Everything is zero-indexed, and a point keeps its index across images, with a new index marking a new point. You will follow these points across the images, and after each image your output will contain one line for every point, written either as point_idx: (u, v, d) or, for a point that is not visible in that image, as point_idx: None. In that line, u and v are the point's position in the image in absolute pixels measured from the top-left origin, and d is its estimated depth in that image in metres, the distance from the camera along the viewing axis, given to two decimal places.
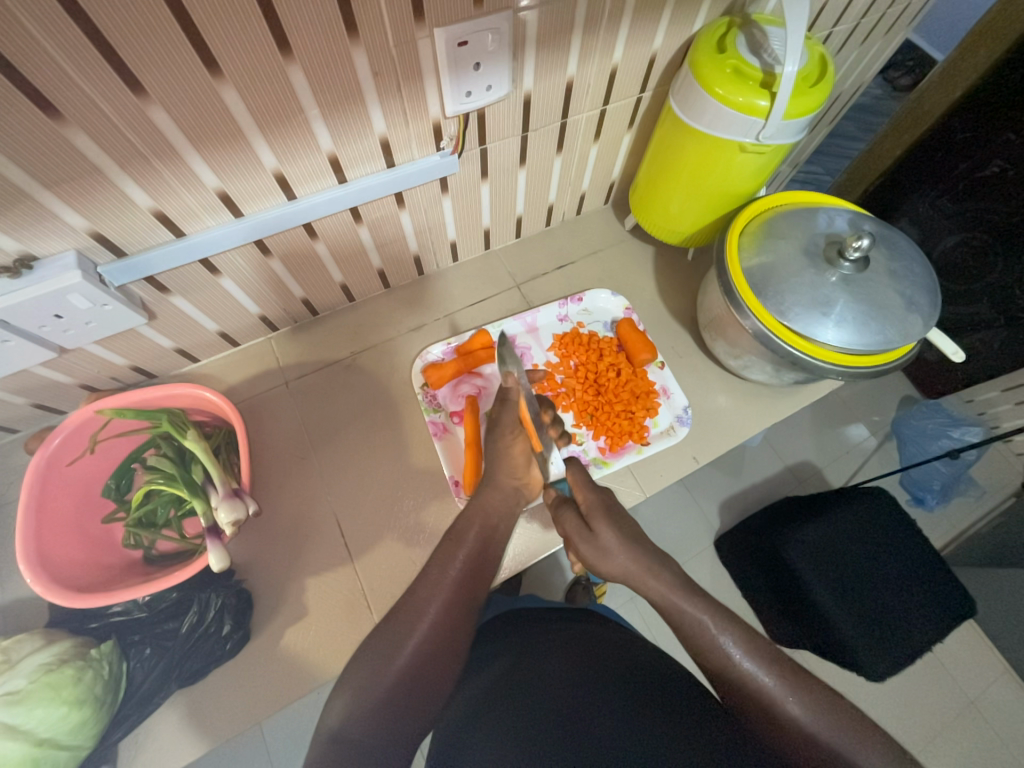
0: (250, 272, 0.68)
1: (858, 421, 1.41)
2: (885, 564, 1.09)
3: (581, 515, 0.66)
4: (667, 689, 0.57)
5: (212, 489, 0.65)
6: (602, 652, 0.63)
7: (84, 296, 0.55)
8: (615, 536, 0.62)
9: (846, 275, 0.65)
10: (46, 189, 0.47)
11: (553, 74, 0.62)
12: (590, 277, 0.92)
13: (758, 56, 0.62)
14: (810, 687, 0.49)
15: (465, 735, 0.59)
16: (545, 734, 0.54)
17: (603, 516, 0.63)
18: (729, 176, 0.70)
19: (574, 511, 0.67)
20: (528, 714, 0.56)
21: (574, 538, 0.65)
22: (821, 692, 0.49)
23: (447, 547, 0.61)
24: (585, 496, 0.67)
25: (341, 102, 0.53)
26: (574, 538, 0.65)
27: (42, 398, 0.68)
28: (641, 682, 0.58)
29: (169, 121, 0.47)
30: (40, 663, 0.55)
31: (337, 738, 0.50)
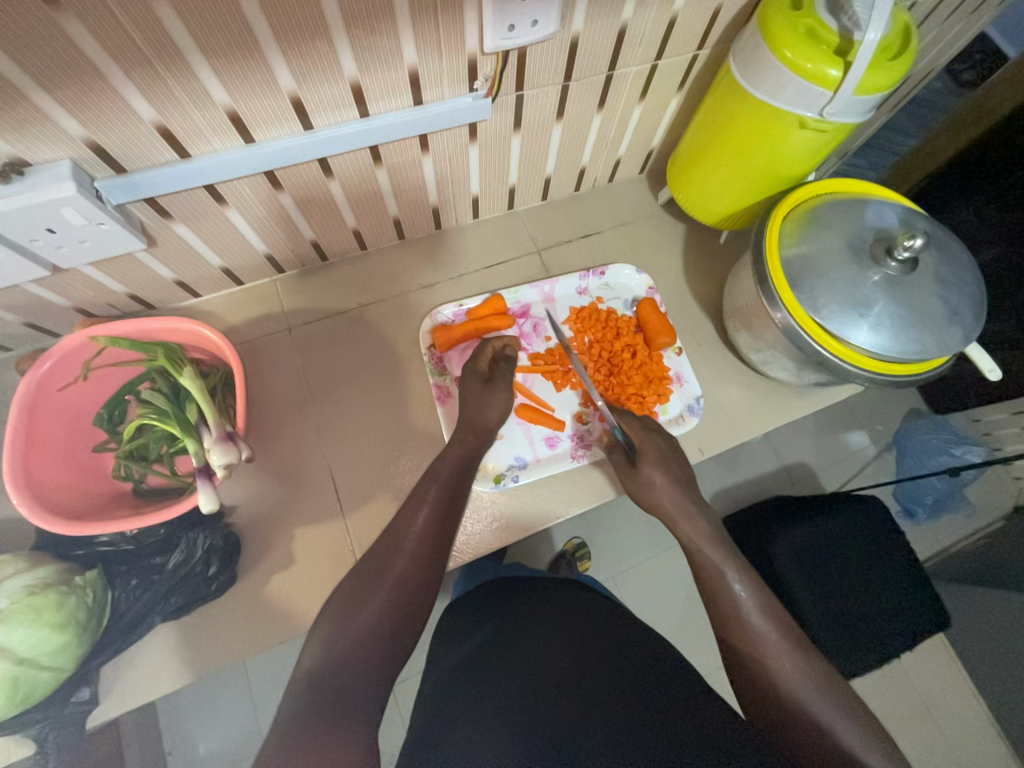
0: (259, 204, 0.63)
1: (861, 427, 1.39)
2: (868, 572, 1.10)
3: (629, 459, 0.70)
4: (656, 662, 0.56)
5: (205, 429, 0.63)
6: (589, 623, 0.62)
7: (79, 211, 0.51)
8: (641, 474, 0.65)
9: (891, 275, 0.61)
10: (39, 86, 0.42)
11: (607, 15, 0.56)
12: (614, 250, 0.87)
13: (837, 18, 0.55)
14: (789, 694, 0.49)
15: (445, 704, 0.58)
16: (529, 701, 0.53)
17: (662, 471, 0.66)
18: (781, 154, 0.65)
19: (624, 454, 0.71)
20: (507, 679, 0.56)
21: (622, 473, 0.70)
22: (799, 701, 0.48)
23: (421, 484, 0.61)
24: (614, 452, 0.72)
25: (370, 21, 0.47)
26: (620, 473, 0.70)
27: (35, 318, 0.65)
28: (624, 650, 0.57)
29: (178, 22, 0.42)
30: (22, 584, 0.54)
31: (329, 681, 0.47)
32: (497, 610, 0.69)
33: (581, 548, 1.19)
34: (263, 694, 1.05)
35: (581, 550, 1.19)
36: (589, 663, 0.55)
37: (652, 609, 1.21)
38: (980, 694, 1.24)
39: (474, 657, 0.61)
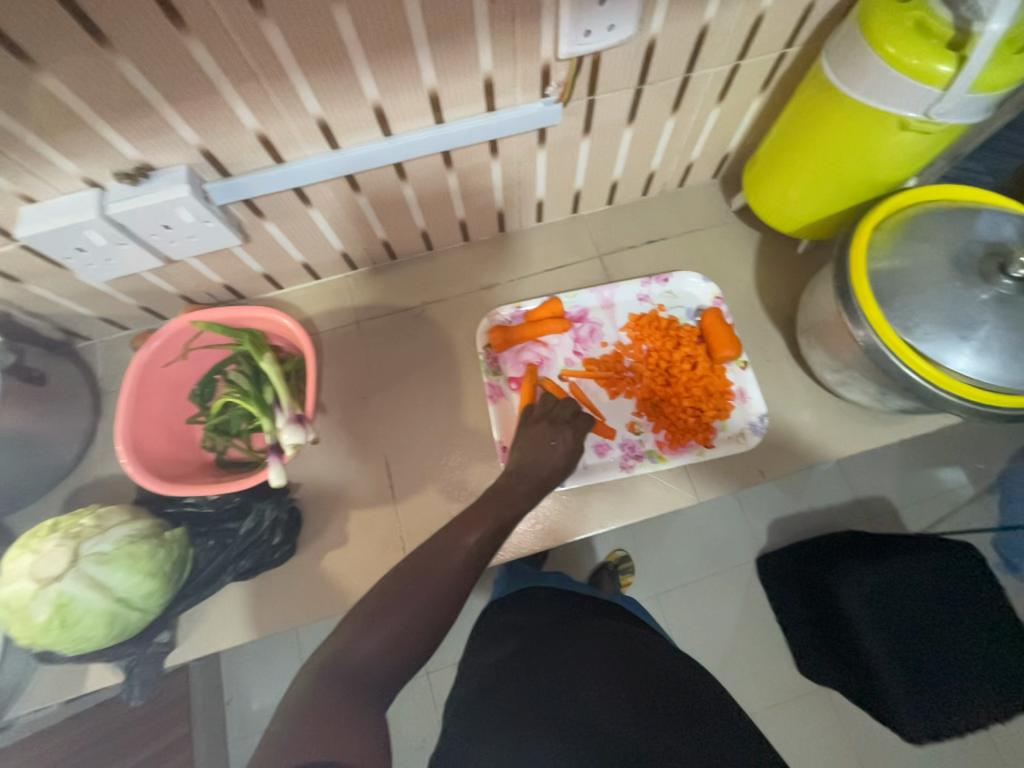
0: (339, 206, 0.68)
1: (955, 463, 1.23)
2: (955, 631, 0.97)
3: None
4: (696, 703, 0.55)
5: (279, 410, 0.68)
6: (628, 653, 0.61)
7: (190, 210, 0.58)
8: None
9: (1003, 295, 0.54)
10: (167, 101, 0.49)
11: (688, 16, 0.55)
12: (679, 257, 0.84)
13: (952, 7, 0.50)
14: None
15: (475, 708, 0.59)
16: (561, 726, 0.52)
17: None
18: (875, 159, 0.60)
19: None
20: (540, 695, 0.56)
21: None
22: None
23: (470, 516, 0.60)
24: None
25: (450, 33, 0.49)
26: None
27: (148, 302, 0.74)
28: (663, 689, 0.56)
29: (282, 40, 0.46)
30: (123, 533, 0.62)
31: None
32: (534, 621, 0.68)
33: (625, 562, 1.15)
34: None
35: (625, 564, 1.16)
36: (626, 698, 0.54)
37: (696, 635, 1.15)
38: None
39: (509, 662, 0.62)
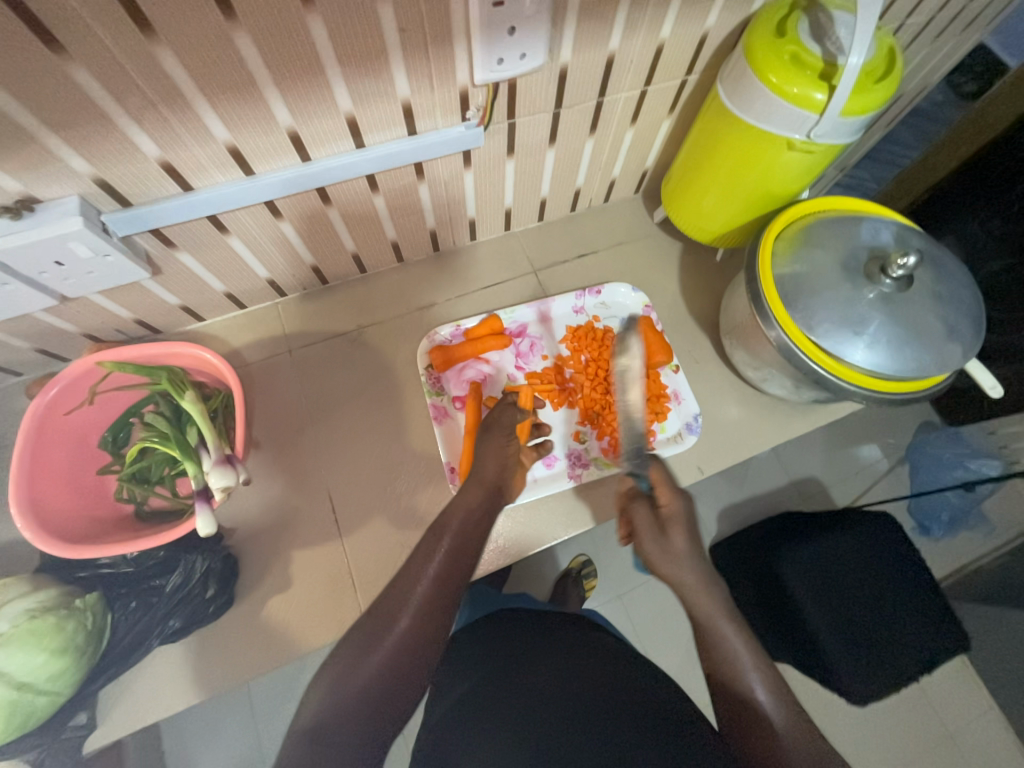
0: (260, 233, 0.65)
1: (871, 441, 1.36)
2: (882, 595, 1.06)
3: (658, 514, 0.61)
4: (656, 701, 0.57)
5: (205, 452, 0.64)
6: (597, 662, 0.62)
7: (86, 244, 0.53)
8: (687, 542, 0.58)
9: (885, 293, 0.60)
10: (49, 129, 0.45)
11: (594, 46, 0.58)
12: (610, 269, 0.88)
13: (820, 43, 0.56)
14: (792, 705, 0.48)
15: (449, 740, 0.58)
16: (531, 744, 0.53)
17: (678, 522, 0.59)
18: (771, 175, 0.66)
19: (648, 508, 0.62)
20: (512, 718, 0.56)
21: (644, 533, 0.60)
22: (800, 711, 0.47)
23: (430, 538, 0.58)
24: (669, 498, 0.61)
25: (362, 59, 0.49)
26: (644, 538, 0.60)
27: (44, 344, 0.67)
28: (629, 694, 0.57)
29: (179, 65, 0.44)
30: (24, 608, 0.55)
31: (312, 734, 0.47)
32: (501, 645, 0.67)
33: (587, 565, 1.17)
34: (265, 716, 1.04)
35: (587, 568, 1.18)
36: (591, 705, 0.55)
37: (659, 630, 1.19)
38: (1007, 721, 1.18)
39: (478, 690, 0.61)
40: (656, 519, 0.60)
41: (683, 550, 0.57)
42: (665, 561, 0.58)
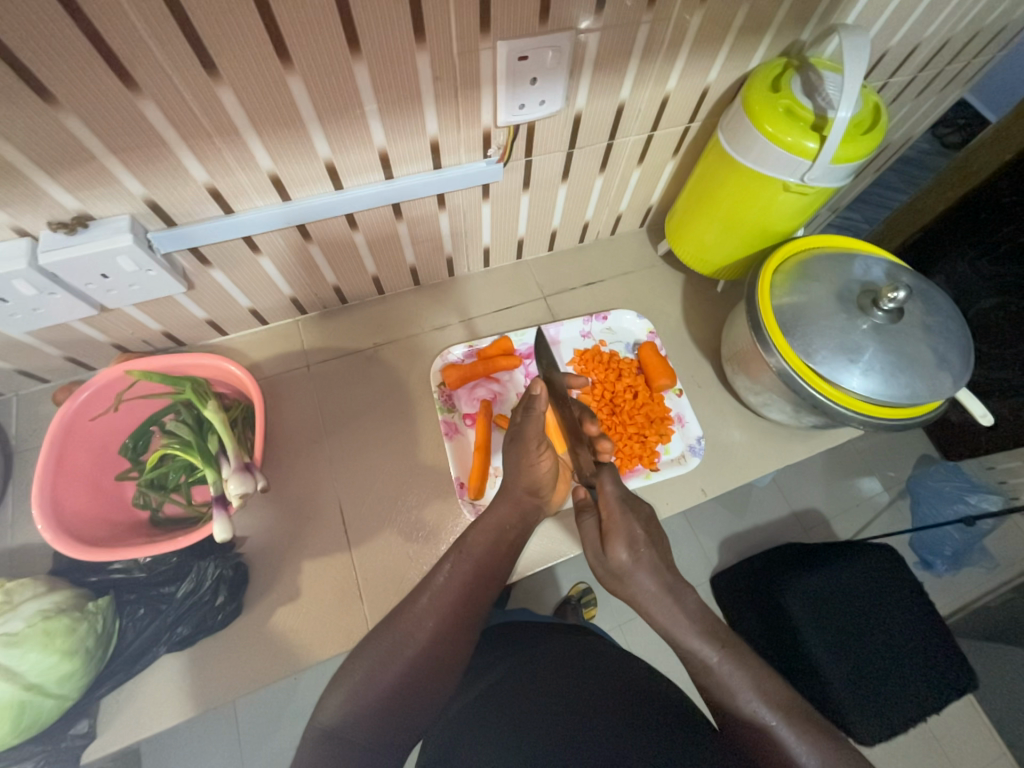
0: (289, 253, 0.69)
1: (870, 472, 1.37)
2: (885, 626, 1.06)
3: (601, 530, 0.59)
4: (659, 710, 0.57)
5: (224, 460, 0.65)
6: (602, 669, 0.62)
7: (132, 259, 0.57)
8: (634, 560, 0.56)
9: (878, 324, 0.64)
10: (113, 154, 0.49)
11: (606, 95, 0.63)
12: (616, 297, 0.92)
13: (812, 98, 0.62)
14: (799, 722, 0.48)
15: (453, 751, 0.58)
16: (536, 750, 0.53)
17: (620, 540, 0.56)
18: (769, 213, 0.71)
19: (596, 521, 0.61)
20: (518, 727, 0.56)
21: (592, 546, 0.61)
22: (806, 728, 0.48)
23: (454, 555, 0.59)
24: (611, 513, 0.58)
25: (398, 101, 0.54)
26: (590, 549, 0.61)
27: (75, 352, 0.70)
28: (637, 705, 0.57)
29: (236, 103, 0.49)
30: (38, 608, 0.56)
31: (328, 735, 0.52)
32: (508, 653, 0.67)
33: (587, 593, 1.15)
34: (257, 740, 1.01)
35: (587, 596, 1.17)
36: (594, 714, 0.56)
37: (660, 660, 1.17)
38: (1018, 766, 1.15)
39: (482, 703, 0.61)
40: (600, 532, 0.60)
41: (624, 564, 0.56)
42: (612, 576, 0.58)
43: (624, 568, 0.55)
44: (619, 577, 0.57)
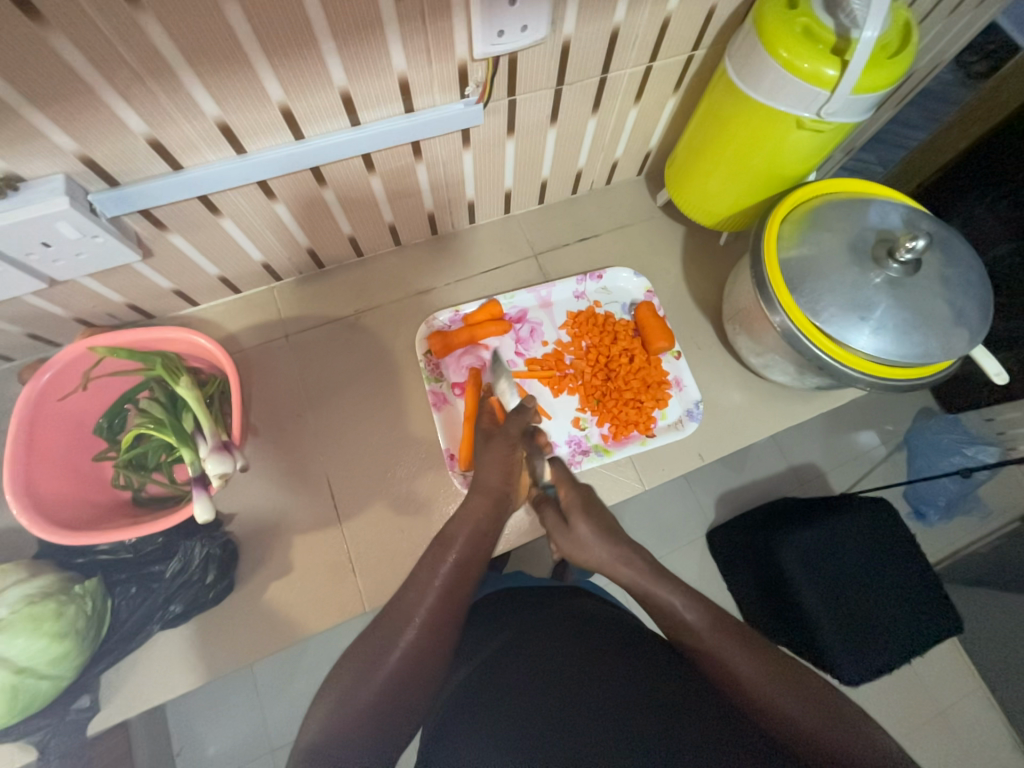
0: (254, 214, 0.64)
1: (870, 428, 1.36)
2: (878, 579, 1.07)
3: (562, 510, 0.67)
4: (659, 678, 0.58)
5: (201, 438, 0.63)
6: (599, 632, 0.61)
7: (74, 225, 0.51)
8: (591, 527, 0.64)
9: (892, 277, 0.59)
10: (32, 105, 0.43)
11: (598, 19, 0.56)
12: (612, 253, 0.86)
13: (834, 16, 0.54)
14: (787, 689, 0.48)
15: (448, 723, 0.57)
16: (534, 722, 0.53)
17: (581, 512, 0.65)
18: (779, 155, 0.64)
19: (556, 508, 0.68)
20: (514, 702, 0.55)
21: (552, 532, 0.67)
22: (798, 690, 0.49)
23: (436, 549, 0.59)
24: (567, 492, 0.68)
25: (357, 31, 0.47)
26: (553, 533, 0.66)
27: (36, 328, 0.66)
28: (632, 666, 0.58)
29: (165, 36, 0.42)
30: (22, 594, 0.55)
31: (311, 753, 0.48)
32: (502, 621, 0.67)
33: None
34: (271, 697, 1.06)
35: None
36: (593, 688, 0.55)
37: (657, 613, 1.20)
38: (996, 701, 1.20)
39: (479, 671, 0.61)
40: (561, 514, 0.67)
41: (586, 536, 0.64)
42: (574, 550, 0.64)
43: (587, 536, 0.63)
44: (580, 549, 0.64)
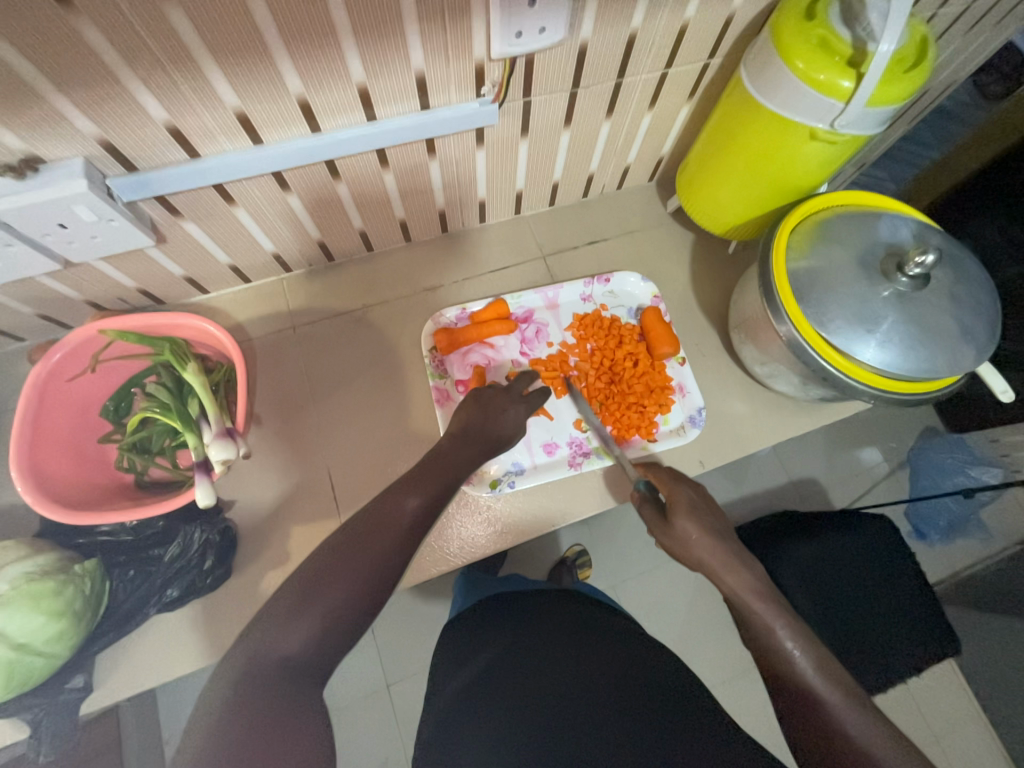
0: (267, 204, 0.64)
1: (873, 444, 1.36)
2: (878, 597, 1.07)
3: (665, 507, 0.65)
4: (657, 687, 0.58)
5: (205, 424, 0.63)
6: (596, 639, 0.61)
7: (90, 208, 0.52)
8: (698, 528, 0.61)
9: (900, 291, 0.59)
10: (56, 89, 0.44)
11: (616, 24, 0.56)
12: (620, 258, 0.87)
13: (851, 28, 0.54)
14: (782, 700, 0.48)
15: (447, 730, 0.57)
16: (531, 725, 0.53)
17: (685, 511, 0.62)
18: (791, 166, 0.64)
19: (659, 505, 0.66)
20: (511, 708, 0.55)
21: (654, 527, 0.65)
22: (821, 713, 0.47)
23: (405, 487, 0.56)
24: (674, 489, 0.65)
25: (377, 27, 0.48)
26: (654, 528, 0.65)
27: (47, 309, 0.67)
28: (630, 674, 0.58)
29: (188, 25, 0.42)
30: (22, 571, 0.55)
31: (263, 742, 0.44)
32: (500, 625, 0.67)
33: (581, 555, 1.18)
34: None
35: (582, 557, 1.19)
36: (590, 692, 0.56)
37: (652, 621, 1.20)
38: (993, 727, 1.19)
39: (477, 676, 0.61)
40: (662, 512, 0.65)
41: (689, 533, 0.61)
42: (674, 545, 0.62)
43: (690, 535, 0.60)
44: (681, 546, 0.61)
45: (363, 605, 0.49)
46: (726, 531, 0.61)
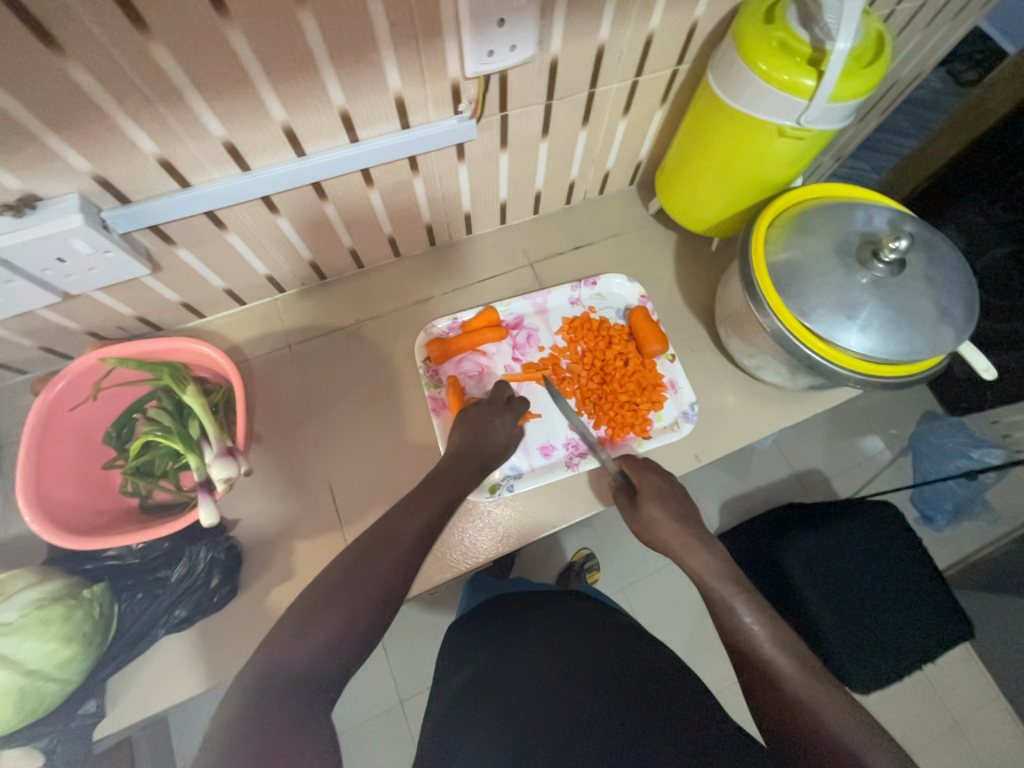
0: (258, 228, 0.66)
1: (874, 433, 1.36)
2: (885, 583, 1.07)
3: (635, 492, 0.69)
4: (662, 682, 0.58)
5: (207, 445, 0.65)
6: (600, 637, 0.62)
7: (86, 240, 0.54)
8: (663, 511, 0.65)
9: (878, 278, 0.61)
10: (50, 129, 0.46)
11: (584, 37, 0.58)
12: (606, 261, 0.88)
13: (809, 29, 0.57)
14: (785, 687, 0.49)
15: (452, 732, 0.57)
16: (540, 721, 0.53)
17: (654, 496, 0.66)
18: (763, 162, 0.66)
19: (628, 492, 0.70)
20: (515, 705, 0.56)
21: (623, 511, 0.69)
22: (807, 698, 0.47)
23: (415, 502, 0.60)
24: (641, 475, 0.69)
25: (353, 53, 0.50)
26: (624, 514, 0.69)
27: (48, 341, 0.68)
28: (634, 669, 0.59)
29: (173, 62, 0.45)
30: (31, 598, 0.56)
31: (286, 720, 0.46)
32: (502, 626, 0.67)
33: (590, 559, 1.18)
34: None
35: (590, 561, 1.19)
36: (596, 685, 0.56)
37: (662, 621, 1.19)
38: (1013, 710, 1.17)
39: (480, 675, 0.61)
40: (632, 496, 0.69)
41: (656, 518, 0.65)
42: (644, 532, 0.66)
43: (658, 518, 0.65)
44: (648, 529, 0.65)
45: (378, 608, 0.50)
46: (691, 514, 0.65)
